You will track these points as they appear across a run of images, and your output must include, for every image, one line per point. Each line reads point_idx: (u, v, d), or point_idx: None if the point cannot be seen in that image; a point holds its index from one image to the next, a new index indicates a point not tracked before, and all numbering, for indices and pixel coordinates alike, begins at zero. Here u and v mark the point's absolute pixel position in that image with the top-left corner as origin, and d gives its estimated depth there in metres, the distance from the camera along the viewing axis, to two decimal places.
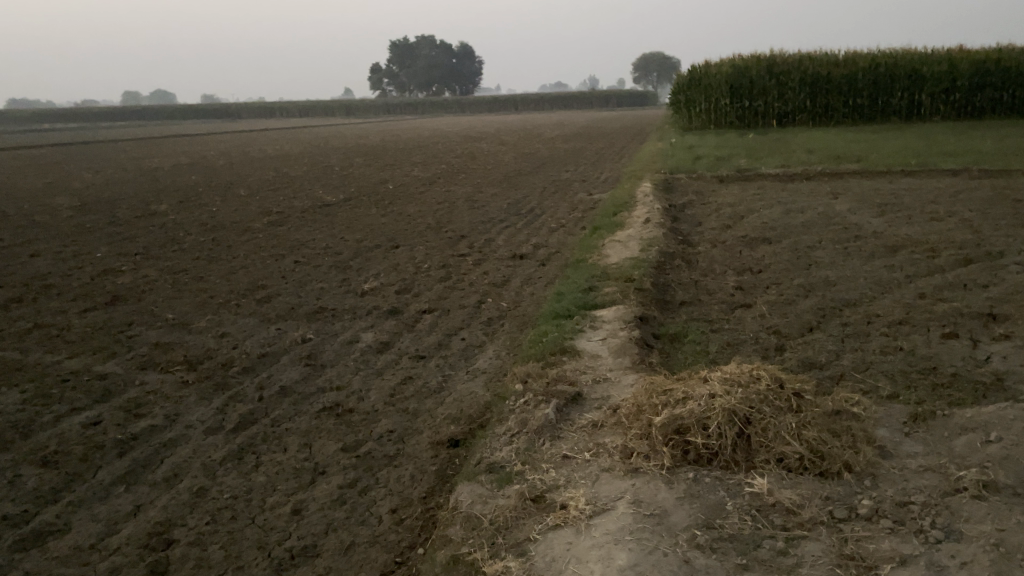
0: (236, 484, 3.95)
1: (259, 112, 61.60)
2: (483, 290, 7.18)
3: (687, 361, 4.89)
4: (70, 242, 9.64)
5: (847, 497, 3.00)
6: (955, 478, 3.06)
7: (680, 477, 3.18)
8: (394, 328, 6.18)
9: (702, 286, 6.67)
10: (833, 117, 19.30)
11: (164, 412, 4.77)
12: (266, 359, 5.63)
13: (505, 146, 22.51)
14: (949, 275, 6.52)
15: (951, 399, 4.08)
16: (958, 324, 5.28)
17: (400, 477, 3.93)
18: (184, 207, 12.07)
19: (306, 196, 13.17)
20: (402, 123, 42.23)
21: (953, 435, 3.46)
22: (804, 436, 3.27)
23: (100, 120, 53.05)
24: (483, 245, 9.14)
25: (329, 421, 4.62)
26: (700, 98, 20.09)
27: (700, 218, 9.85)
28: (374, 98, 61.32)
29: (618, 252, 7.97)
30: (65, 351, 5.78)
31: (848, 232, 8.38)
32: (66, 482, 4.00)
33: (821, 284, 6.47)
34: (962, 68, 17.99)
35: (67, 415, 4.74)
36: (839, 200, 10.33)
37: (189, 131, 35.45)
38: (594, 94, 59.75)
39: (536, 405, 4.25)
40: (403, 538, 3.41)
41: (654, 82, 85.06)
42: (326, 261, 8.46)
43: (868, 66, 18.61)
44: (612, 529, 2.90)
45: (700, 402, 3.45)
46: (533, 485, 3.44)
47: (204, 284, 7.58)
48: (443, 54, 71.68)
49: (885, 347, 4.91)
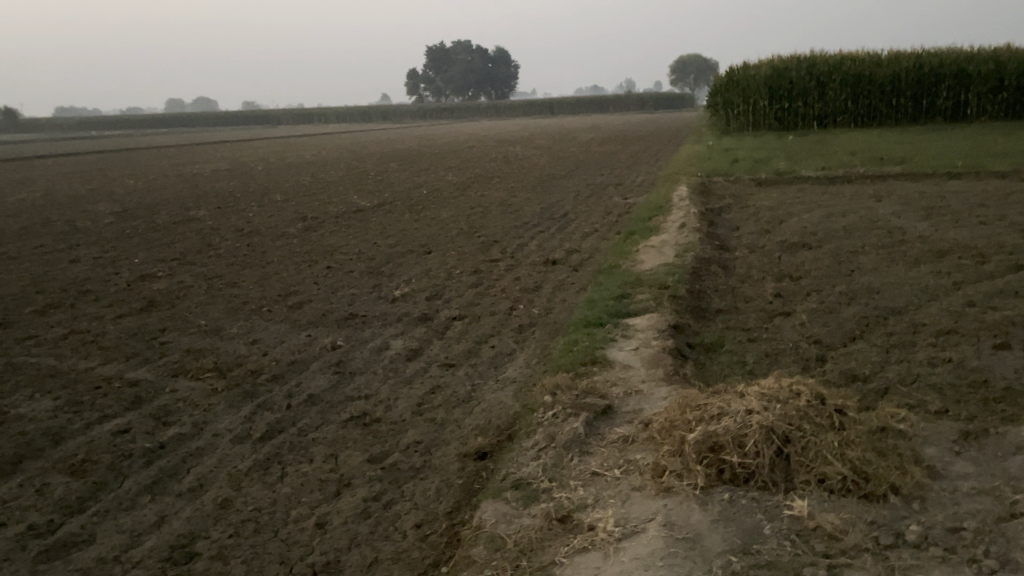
0: (261, 496, 3.89)
1: (298, 118, 62.31)
2: (515, 296, 7.08)
3: (723, 372, 4.73)
4: (109, 248, 9.74)
5: (893, 522, 2.84)
6: (1010, 503, 2.88)
7: (714, 499, 3.04)
8: (424, 336, 6.10)
9: (739, 293, 6.49)
10: (876, 118, 18.82)
11: (192, 420, 4.75)
12: (296, 366, 5.59)
13: (539, 150, 22.44)
14: (999, 281, 6.25)
15: (1004, 414, 3.87)
16: (1010, 333, 5.03)
17: (426, 491, 3.83)
18: (221, 213, 12.16)
19: (341, 202, 13.23)
20: (436, 127, 42.33)
21: (1008, 456, 3.27)
22: (847, 455, 3.10)
23: (141, 127, 54.11)
24: (516, 250, 9.03)
25: (356, 431, 4.54)
26: (738, 100, 19.81)
27: (737, 222, 9.63)
28: (410, 105, 61.69)
29: (653, 258, 7.80)
30: (99, 357, 5.82)
31: (893, 237, 8.09)
32: (93, 491, 3.99)
33: (864, 291, 6.23)
34: (1010, 67, 17.42)
35: (97, 422, 4.74)
36: (882, 203, 10.03)
37: (226, 137, 35.99)
38: (630, 98, 59.40)
39: (565, 418, 4.13)
40: (427, 555, 3.31)
41: (691, 85, 84.39)
42: (359, 267, 8.42)
43: (910, 66, 18.12)
44: (641, 554, 2.79)
45: (737, 418, 3.30)
46: (560, 504, 3.32)
47: (237, 290, 7.60)
48: (480, 60, 71.99)
49: (932, 358, 4.68)
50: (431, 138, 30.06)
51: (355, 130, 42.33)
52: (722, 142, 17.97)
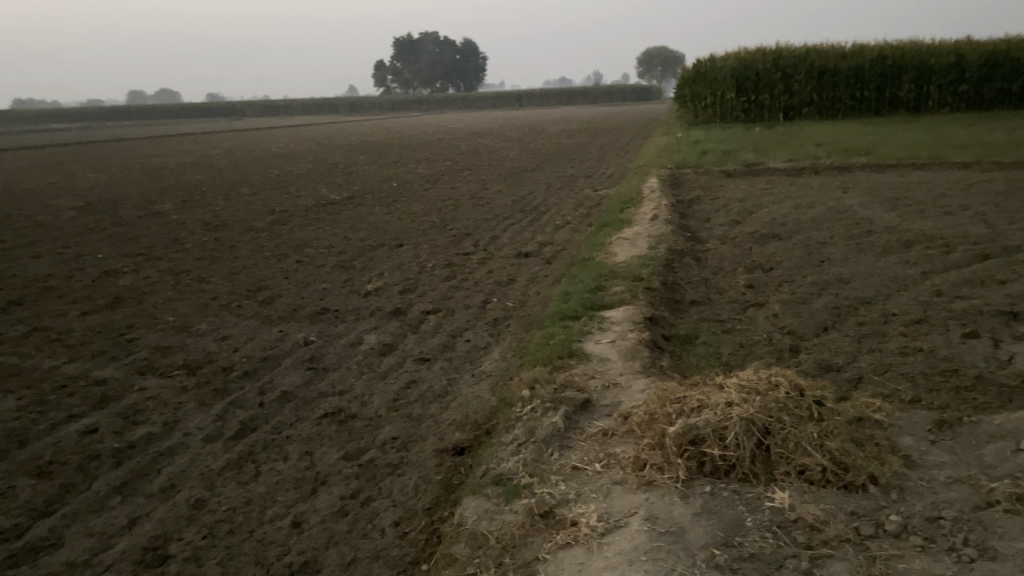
0: (235, 496, 3.82)
1: (263, 110, 61.48)
2: (489, 290, 7.04)
3: (700, 364, 4.75)
4: (72, 243, 9.50)
5: (873, 512, 2.86)
6: (986, 491, 2.92)
7: (696, 492, 3.05)
8: (398, 330, 6.04)
9: (713, 285, 6.52)
10: (841, 110, 19.05)
11: (162, 419, 4.65)
12: (268, 362, 5.50)
13: (508, 142, 22.36)
14: (965, 271, 6.35)
15: (975, 402, 3.93)
16: (978, 322, 5.11)
17: (404, 488, 3.79)
18: (187, 207, 11.94)
19: (309, 195, 13.05)
20: (404, 120, 42.09)
21: (982, 444, 3.32)
22: (827, 447, 3.13)
23: (101, 119, 53.06)
24: (488, 243, 8.99)
25: (331, 428, 4.47)
26: (706, 92, 19.91)
27: (708, 214, 9.69)
28: (377, 96, 61.19)
29: (626, 250, 7.80)
30: (65, 355, 5.67)
31: (861, 227, 8.19)
32: (61, 493, 3.88)
33: (835, 281, 6.30)
34: (970, 59, 17.76)
35: (63, 423, 4.61)
36: (849, 194, 10.15)
37: (190, 130, 35.38)
38: (598, 90, 59.56)
39: (543, 413, 4.11)
40: (407, 553, 3.27)
41: (658, 77, 84.91)
42: (329, 261, 8.32)
43: (874, 58, 18.37)
44: (625, 548, 2.78)
45: (717, 411, 3.31)
46: (541, 500, 3.30)
47: (205, 285, 7.46)
48: (447, 51, 71.64)
49: (903, 348, 4.74)
50: (399, 131, 29.87)
51: (321, 123, 41.91)
52: (690, 134, 18.06)
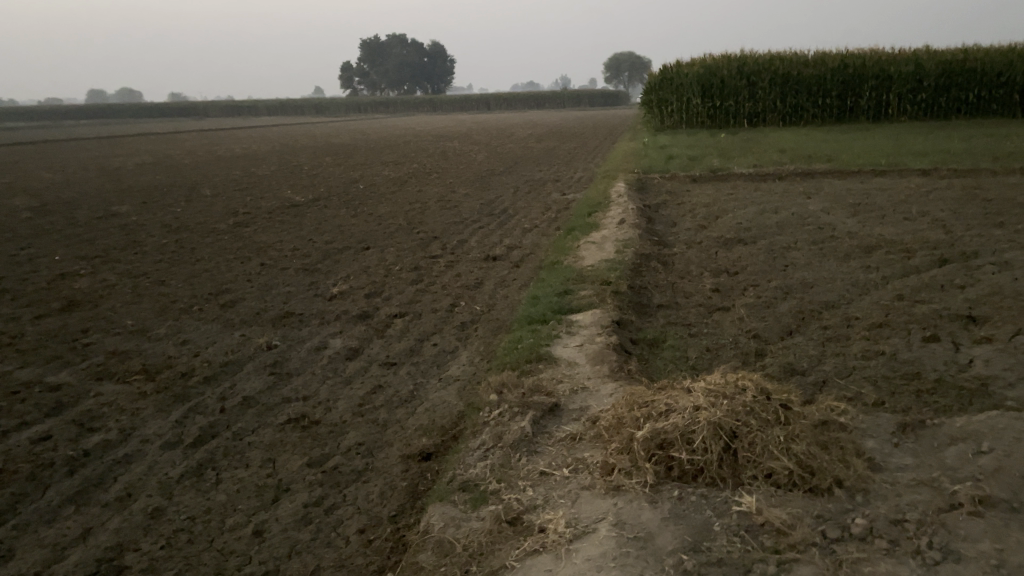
0: (195, 504, 3.72)
1: (228, 110, 60.71)
2: (457, 293, 6.99)
3: (667, 368, 4.75)
4: (26, 245, 9.25)
5: (839, 515, 2.88)
6: (949, 493, 2.96)
7: (664, 496, 3.04)
8: (364, 334, 5.96)
9: (679, 289, 6.54)
10: (804, 118, 19.35)
11: (119, 426, 4.52)
12: (230, 367, 5.39)
13: (476, 146, 22.32)
14: (926, 276, 6.45)
15: (937, 406, 3.98)
16: (939, 326, 5.18)
17: (369, 495, 3.73)
18: (147, 209, 11.70)
19: (274, 197, 12.88)
20: (371, 122, 41.80)
21: (944, 446, 3.36)
22: (793, 450, 3.14)
23: (58, 118, 51.85)
24: (455, 246, 8.94)
25: (294, 434, 4.39)
26: (672, 97, 20.07)
27: (674, 218, 9.74)
28: (343, 98, 60.79)
29: (594, 254, 7.81)
30: (17, 360, 5.50)
31: (824, 232, 8.30)
32: (11, 504, 3.75)
33: (799, 285, 6.36)
34: (928, 68, 18.14)
35: (15, 430, 4.47)
36: (813, 200, 10.29)
37: (150, 130, 34.69)
38: (565, 95, 59.85)
39: (512, 417, 4.07)
40: (372, 561, 3.21)
41: (625, 83, 85.58)
42: (294, 264, 8.20)
43: (836, 66, 18.68)
44: (594, 554, 2.76)
45: (684, 415, 3.31)
46: (508, 506, 3.26)
47: (165, 289, 7.29)
48: (415, 54, 71.32)
49: (867, 351, 4.80)
50: (364, 134, 29.67)
51: (287, 124, 41.48)
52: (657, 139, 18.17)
